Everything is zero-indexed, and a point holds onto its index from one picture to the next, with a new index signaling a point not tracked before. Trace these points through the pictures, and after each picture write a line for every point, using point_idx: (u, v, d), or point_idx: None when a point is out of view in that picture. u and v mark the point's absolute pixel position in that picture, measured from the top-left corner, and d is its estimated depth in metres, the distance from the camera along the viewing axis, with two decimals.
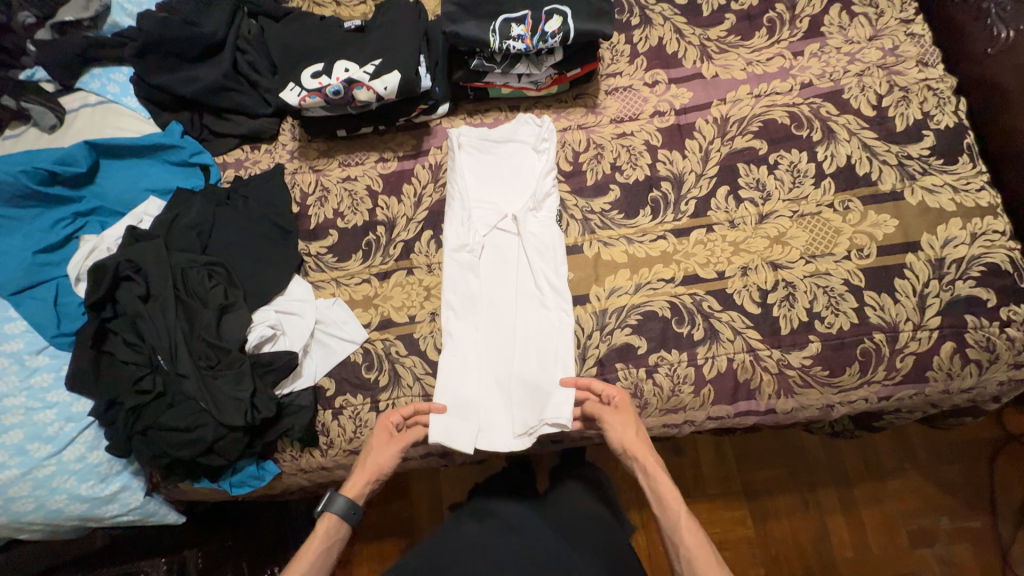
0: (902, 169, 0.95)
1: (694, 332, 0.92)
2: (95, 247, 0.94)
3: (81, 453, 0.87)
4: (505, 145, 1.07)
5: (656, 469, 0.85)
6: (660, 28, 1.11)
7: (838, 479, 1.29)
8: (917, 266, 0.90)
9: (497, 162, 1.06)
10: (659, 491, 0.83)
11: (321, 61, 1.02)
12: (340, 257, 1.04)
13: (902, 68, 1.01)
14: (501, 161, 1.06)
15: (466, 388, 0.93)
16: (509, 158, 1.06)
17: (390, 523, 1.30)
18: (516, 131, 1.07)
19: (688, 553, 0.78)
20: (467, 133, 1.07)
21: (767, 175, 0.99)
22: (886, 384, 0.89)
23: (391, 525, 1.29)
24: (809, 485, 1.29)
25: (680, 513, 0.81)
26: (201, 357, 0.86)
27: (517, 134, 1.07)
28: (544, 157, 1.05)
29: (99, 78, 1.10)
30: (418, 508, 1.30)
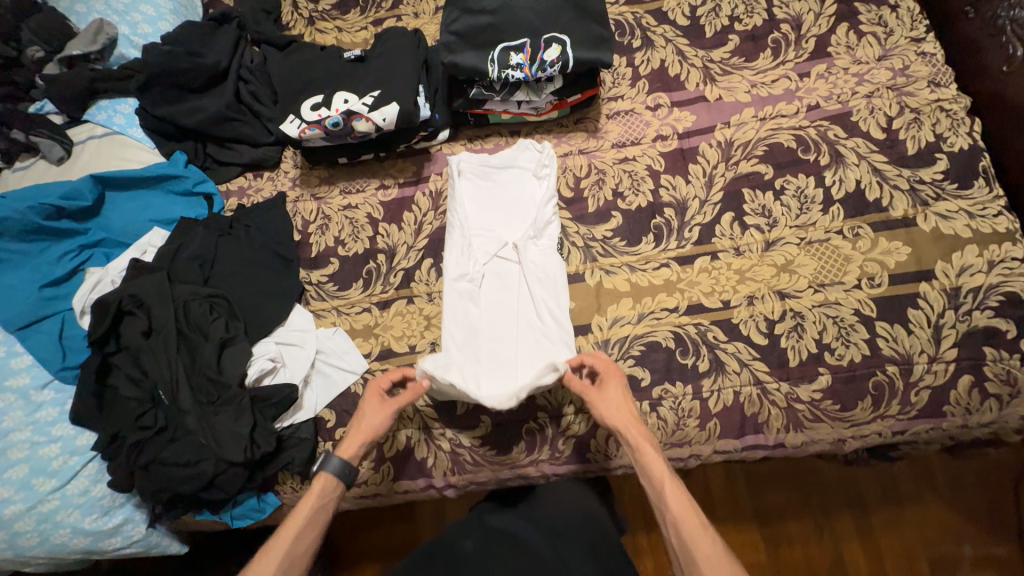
0: (914, 195, 0.92)
1: (698, 363, 0.90)
2: (100, 280, 0.95)
3: (85, 487, 0.87)
4: (505, 171, 1.06)
5: (637, 436, 0.79)
6: (661, 50, 1.10)
7: (854, 502, 1.25)
8: (931, 295, 0.87)
9: (497, 189, 1.05)
10: (640, 457, 0.77)
11: (321, 92, 1.02)
12: (341, 286, 1.04)
13: (913, 89, 0.98)
14: (501, 186, 1.05)
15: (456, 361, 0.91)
16: (509, 185, 1.05)
17: (395, 545, 1.27)
18: (516, 157, 1.06)
19: (674, 518, 0.71)
20: (467, 159, 1.06)
21: (773, 201, 0.96)
22: (900, 418, 0.86)
23: (394, 548, 1.26)
24: (821, 509, 1.25)
25: (663, 477, 0.74)
26: (202, 392, 0.86)
27: (517, 160, 1.06)
28: (545, 184, 1.03)
29: (106, 110, 1.11)
30: (422, 529, 1.28)
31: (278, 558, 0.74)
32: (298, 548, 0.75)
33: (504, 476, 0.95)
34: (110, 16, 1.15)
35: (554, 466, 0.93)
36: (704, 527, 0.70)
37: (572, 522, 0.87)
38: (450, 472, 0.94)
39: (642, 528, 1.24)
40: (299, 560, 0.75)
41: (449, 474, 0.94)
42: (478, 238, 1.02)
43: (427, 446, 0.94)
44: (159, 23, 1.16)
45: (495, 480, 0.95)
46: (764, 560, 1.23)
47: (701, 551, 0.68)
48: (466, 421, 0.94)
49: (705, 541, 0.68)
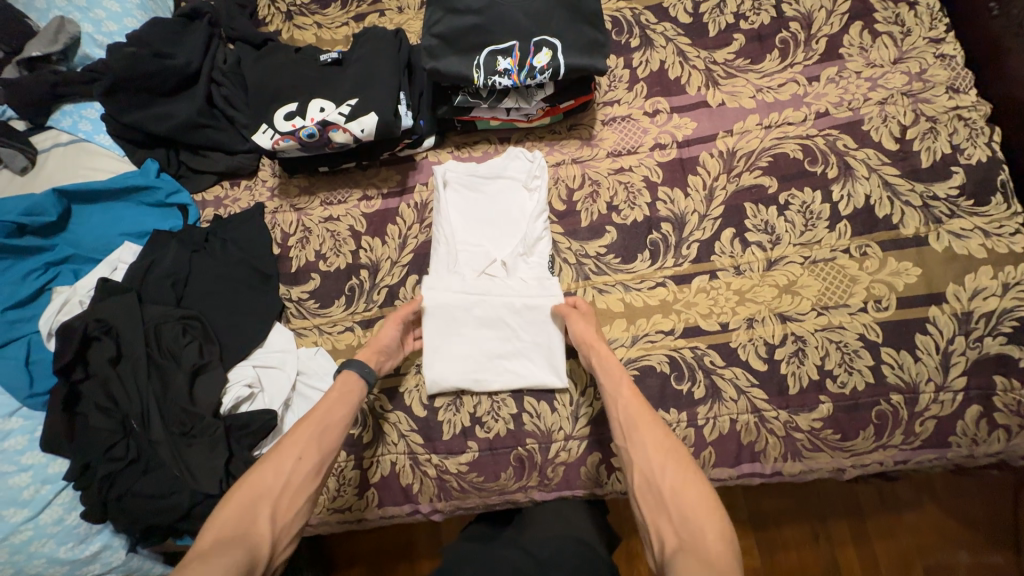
0: (927, 212, 0.86)
1: (694, 390, 0.86)
2: (67, 300, 0.91)
3: (59, 516, 0.84)
4: (494, 182, 1.00)
5: (595, 342, 0.82)
6: (661, 50, 1.03)
7: (851, 507, 1.21)
8: (941, 319, 0.82)
9: (486, 201, 0.99)
10: (597, 355, 0.80)
11: (297, 100, 0.96)
12: (322, 303, 0.99)
13: (930, 95, 0.92)
14: (490, 199, 0.99)
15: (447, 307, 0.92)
16: (499, 197, 0.99)
17: (387, 547, 1.24)
18: (507, 166, 1.00)
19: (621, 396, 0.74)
20: (455, 168, 1.00)
21: (777, 216, 0.91)
22: (903, 448, 0.82)
23: (389, 550, 1.24)
24: (818, 515, 1.21)
25: (616, 369, 0.78)
26: (175, 423, 0.83)
27: (506, 169, 1.00)
28: (535, 196, 0.98)
29: (71, 116, 1.05)
30: (415, 532, 1.24)
31: (311, 430, 0.75)
32: (331, 421, 0.77)
33: (493, 502, 0.92)
34: (72, 13, 1.08)
35: (543, 492, 0.90)
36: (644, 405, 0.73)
37: (560, 547, 0.78)
38: (436, 498, 0.91)
39: (627, 533, 1.20)
40: (330, 434, 0.76)
41: (435, 500, 0.91)
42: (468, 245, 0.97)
43: (412, 472, 0.90)
44: (125, 20, 1.09)
45: (483, 505, 0.92)
46: (760, 566, 1.19)
47: (642, 418, 0.71)
48: (452, 446, 0.90)
49: (646, 413, 0.72)
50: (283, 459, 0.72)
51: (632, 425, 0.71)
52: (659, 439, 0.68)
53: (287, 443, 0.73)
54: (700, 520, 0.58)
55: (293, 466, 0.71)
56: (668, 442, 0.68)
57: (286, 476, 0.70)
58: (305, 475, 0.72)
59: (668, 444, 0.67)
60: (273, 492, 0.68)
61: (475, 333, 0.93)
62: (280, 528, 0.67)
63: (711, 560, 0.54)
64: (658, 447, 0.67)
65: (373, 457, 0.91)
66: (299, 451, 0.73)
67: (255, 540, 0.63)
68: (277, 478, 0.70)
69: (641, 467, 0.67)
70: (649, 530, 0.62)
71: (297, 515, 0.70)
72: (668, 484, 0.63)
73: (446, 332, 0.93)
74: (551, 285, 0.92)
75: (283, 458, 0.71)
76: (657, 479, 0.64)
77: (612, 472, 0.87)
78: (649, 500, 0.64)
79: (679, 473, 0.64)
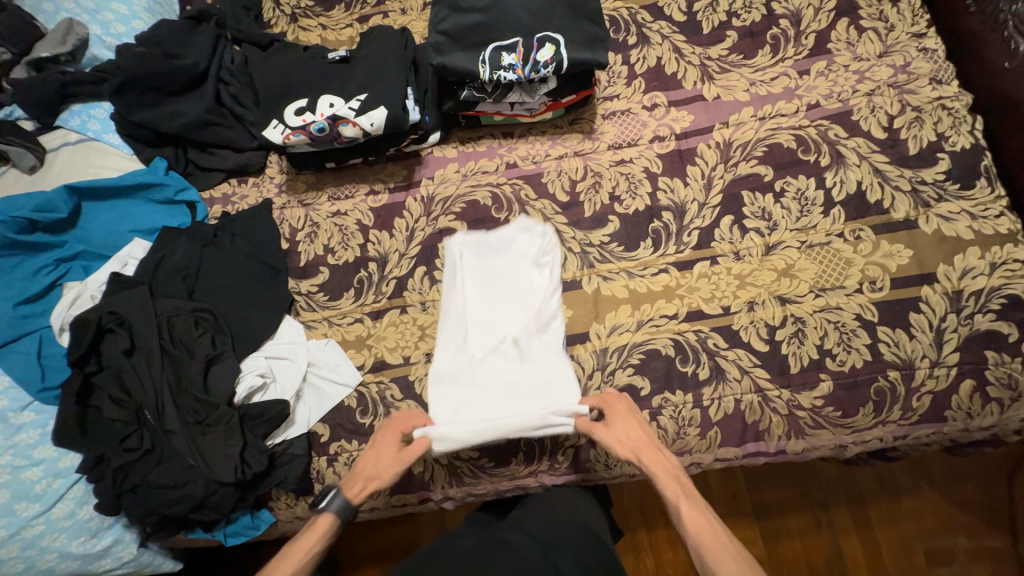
0: (916, 196, 0.90)
1: (699, 371, 0.88)
2: (79, 295, 0.92)
3: (71, 510, 0.84)
4: (502, 256, 0.97)
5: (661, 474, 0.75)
6: (658, 47, 1.07)
7: (852, 495, 1.23)
8: (933, 298, 0.86)
9: (494, 276, 0.96)
10: (655, 474, 0.75)
11: (305, 96, 0.98)
12: (331, 296, 1.00)
13: (915, 86, 0.96)
14: (500, 270, 0.96)
15: (459, 387, 0.89)
16: (507, 272, 0.96)
17: (394, 544, 1.24)
18: (514, 239, 0.98)
19: (691, 530, 0.70)
20: (465, 242, 0.98)
21: (773, 204, 0.94)
22: (902, 423, 0.85)
23: (397, 546, 1.23)
24: (820, 503, 1.23)
25: (679, 497, 0.73)
26: (189, 413, 0.83)
27: (516, 242, 0.98)
28: (545, 272, 0.95)
29: (79, 115, 1.07)
30: (422, 528, 1.24)
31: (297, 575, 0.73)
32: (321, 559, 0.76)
33: (504, 489, 0.93)
34: (81, 15, 1.10)
35: (553, 475, 0.91)
36: (725, 542, 0.68)
37: (566, 531, 0.79)
38: (447, 485, 0.92)
39: (633, 527, 1.22)
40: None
41: (448, 487, 0.92)
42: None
43: (424, 460, 0.92)
44: (133, 22, 1.11)
45: (494, 492, 0.93)
46: (764, 554, 1.20)
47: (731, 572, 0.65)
48: None
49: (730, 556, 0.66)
50: None
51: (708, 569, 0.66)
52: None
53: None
54: None
55: None
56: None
57: None
58: None
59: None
60: None
61: (483, 411, 0.86)
62: None
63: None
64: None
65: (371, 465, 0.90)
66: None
67: None
68: None
69: None
70: None
71: None
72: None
73: (457, 411, 0.87)
74: (565, 373, 0.88)
75: None
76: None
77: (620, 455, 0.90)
78: None
79: None
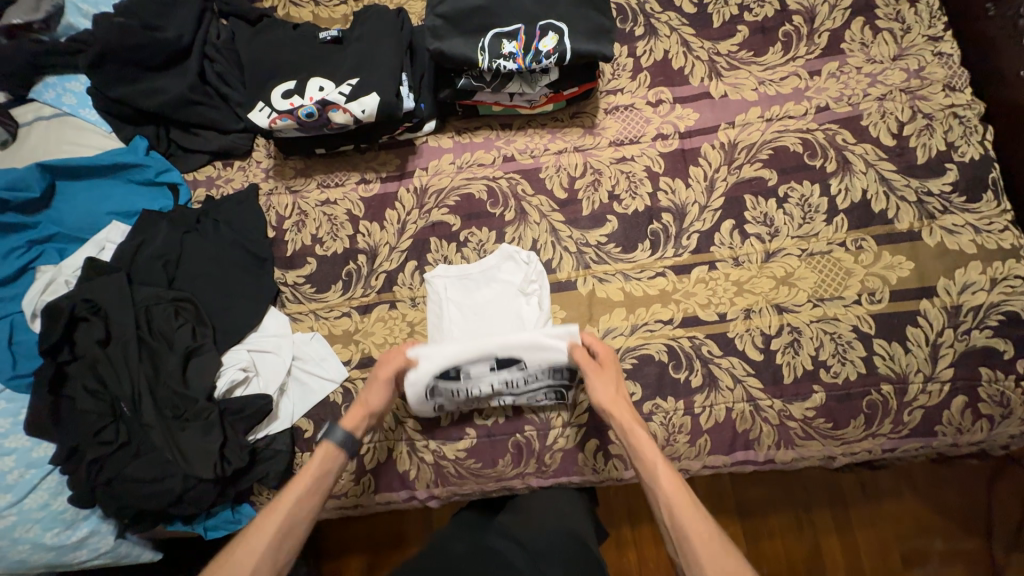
0: (921, 207, 0.88)
1: (691, 378, 0.87)
2: (52, 280, 0.88)
3: (44, 501, 0.83)
4: (486, 288, 0.93)
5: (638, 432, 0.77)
6: (665, 39, 1.02)
7: (834, 497, 1.24)
8: (932, 312, 0.84)
9: (481, 305, 0.92)
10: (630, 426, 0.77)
11: (293, 78, 0.93)
12: (319, 288, 0.97)
13: (927, 92, 0.93)
14: (486, 304, 0.93)
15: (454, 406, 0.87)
16: (493, 304, 0.92)
17: (381, 533, 1.23)
18: (498, 269, 0.94)
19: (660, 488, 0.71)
20: (447, 277, 0.94)
21: (776, 209, 0.92)
22: (891, 437, 0.84)
23: (384, 536, 1.23)
24: (802, 503, 1.24)
25: (653, 456, 0.74)
26: (167, 407, 0.81)
27: (501, 272, 0.94)
28: (533, 303, 0.91)
29: (54, 88, 1.01)
30: (409, 519, 1.24)
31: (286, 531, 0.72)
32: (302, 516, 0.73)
33: (490, 489, 0.92)
34: None
35: (540, 477, 0.90)
36: (693, 499, 0.70)
37: (555, 542, 0.77)
38: (433, 485, 0.91)
39: (617, 524, 1.22)
40: (299, 528, 0.73)
41: (433, 486, 0.91)
42: (470, 253, 0.96)
43: (409, 458, 0.90)
44: None
45: (480, 492, 0.92)
46: (745, 552, 1.21)
47: (692, 527, 0.67)
48: (450, 433, 0.90)
49: (698, 515, 0.68)
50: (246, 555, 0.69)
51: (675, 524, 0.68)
52: (718, 555, 0.63)
53: (253, 533, 0.70)
54: None
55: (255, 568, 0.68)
56: (731, 564, 0.62)
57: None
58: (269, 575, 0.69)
59: (726, 561, 0.63)
60: None
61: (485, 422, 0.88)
62: None
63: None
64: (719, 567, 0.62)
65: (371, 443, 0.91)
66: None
67: None
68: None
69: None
70: None
71: None
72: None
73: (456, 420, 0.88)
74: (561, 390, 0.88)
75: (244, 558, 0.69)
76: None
77: (608, 460, 0.89)
78: None
79: None
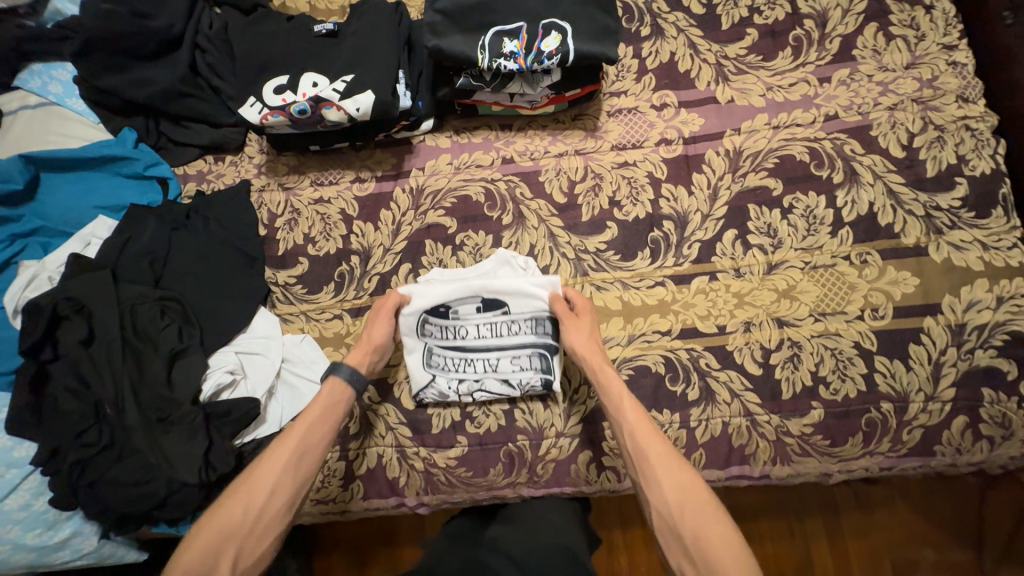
0: (928, 222, 0.86)
1: (688, 391, 0.85)
2: (36, 276, 0.86)
3: (25, 501, 0.81)
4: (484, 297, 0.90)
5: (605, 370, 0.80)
6: (672, 40, 0.99)
7: (826, 505, 1.19)
8: (935, 330, 0.83)
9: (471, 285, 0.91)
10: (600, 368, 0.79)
11: (286, 73, 0.90)
12: (310, 289, 0.95)
13: (940, 103, 0.90)
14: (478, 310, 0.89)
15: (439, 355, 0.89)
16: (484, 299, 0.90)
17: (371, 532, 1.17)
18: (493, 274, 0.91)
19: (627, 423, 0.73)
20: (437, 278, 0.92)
21: (780, 219, 0.90)
22: (889, 455, 0.83)
23: (375, 535, 1.17)
24: (795, 510, 1.20)
25: (621, 394, 0.76)
26: (151, 409, 0.79)
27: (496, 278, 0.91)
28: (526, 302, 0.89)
29: (39, 76, 0.98)
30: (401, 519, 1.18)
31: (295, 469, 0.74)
32: (311, 445, 0.76)
33: (481, 498, 0.90)
34: None
35: (531, 487, 0.88)
36: (654, 430, 0.73)
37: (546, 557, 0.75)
38: (422, 492, 0.89)
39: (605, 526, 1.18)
40: (307, 459, 0.75)
41: (422, 493, 0.89)
42: (465, 257, 0.94)
43: (399, 466, 0.89)
44: None
45: (470, 501, 0.90)
46: None
47: (654, 454, 0.70)
48: (441, 441, 0.89)
49: (659, 443, 0.71)
50: (256, 489, 0.71)
51: (642, 455, 0.71)
52: (676, 478, 0.68)
53: (263, 464, 0.73)
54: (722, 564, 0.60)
55: (266, 498, 0.71)
56: (684, 479, 0.67)
57: (257, 511, 0.70)
58: (281, 505, 0.72)
59: (685, 483, 0.67)
60: (245, 528, 0.69)
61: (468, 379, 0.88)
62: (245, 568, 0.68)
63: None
64: (676, 488, 0.67)
65: (360, 448, 0.90)
66: (281, 529, 0.72)
67: None
68: (249, 510, 0.70)
69: (655, 501, 0.68)
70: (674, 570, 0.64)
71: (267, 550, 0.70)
72: (689, 527, 0.64)
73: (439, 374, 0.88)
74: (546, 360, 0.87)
75: (256, 489, 0.71)
76: (676, 519, 0.65)
77: (602, 471, 0.87)
78: (669, 540, 0.65)
79: (691, 508, 0.65)
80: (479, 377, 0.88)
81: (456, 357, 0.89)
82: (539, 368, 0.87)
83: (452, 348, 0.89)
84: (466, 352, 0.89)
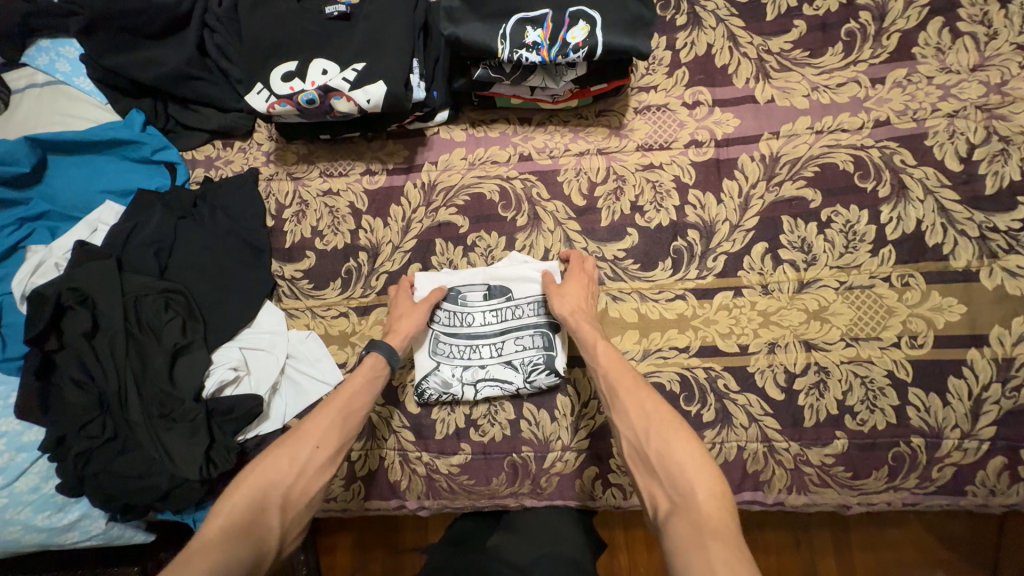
0: (982, 244, 0.79)
1: (704, 413, 0.81)
2: (42, 261, 0.85)
3: (35, 484, 0.82)
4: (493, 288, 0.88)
5: (579, 316, 0.78)
6: (710, 31, 0.91)
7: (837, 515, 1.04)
8: (979, 363, 0.76)
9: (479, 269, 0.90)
10: (579, 320, 0.78)
11: (295, 58, 0.85)
12: (317, 285, 0.93)
13: (1008, 111, 0.81)
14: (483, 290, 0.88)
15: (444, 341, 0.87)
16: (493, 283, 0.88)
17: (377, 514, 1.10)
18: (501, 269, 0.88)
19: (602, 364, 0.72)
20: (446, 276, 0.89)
21: (816, 234, 0.83)
22: (916, 491, 0.77)
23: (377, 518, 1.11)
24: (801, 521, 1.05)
25: (596, 340, 0.75)
26: (153, 404, 0.78)
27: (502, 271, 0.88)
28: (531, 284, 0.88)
29: (47, 53, 0.95)
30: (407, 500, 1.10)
31: (340, 431, 0.72)
32: (353, 408, 0.74)
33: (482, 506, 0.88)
34: None
35: (534, 498, 0.86)
36: (627, 368, 0.71)
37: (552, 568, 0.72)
38: (424, 496, 0.87)
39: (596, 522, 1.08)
40: (350, 420, 0.73)
41: (424, 498, 0.87)
42: (476, 259, 0.90)
43: (401, 469, 0.87)
44: None
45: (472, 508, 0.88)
46: None
47: (624, 386, 0.68)
48: (445, 447, 0.87)
49: (630, 378, 0.69)
50: (299, 446, 0.69)
51: (613, 390, 0.68)
52: (641, 402, 0.65)
53: (309, 423, 0.71)
54: (688, 476, 0.57)
55: (309, 455, 0.68)
56: (650, 403, 0.64)
57: (300, 466, 0.67)
58: (322, 463, 0.69)
59: (650, 407, 0.64)
60: (285, 483, 0.65)
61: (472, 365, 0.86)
62: (286, 526, 0.64)
63: (702, 526, 0.52)
64: (641, 412, 0.64)
65: (364, 449, 0.89)
66: (324, 486, 0.69)
67: (261, 536, 0.60)
68: (291, 468, 0.67)
69: (626, 432, 0.65)
70: (644, 495, 0.60)
71: (305, 512, 0.66)
72: (654, 448, 0.61)
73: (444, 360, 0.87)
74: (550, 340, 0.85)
75: (299, 446, 0.69)
76: (643, 443, 0.62)
77: (608, 488, 0.84)
78: (640, 465, 0.62)
79: (660, 431, 0.61)
80: (484, 362, 0.86)
81: (461, 344, 0.87)
82: (542, 345, 0.85)
83: (458, 334, 0.87)
84: (471, 338, 0.87)
